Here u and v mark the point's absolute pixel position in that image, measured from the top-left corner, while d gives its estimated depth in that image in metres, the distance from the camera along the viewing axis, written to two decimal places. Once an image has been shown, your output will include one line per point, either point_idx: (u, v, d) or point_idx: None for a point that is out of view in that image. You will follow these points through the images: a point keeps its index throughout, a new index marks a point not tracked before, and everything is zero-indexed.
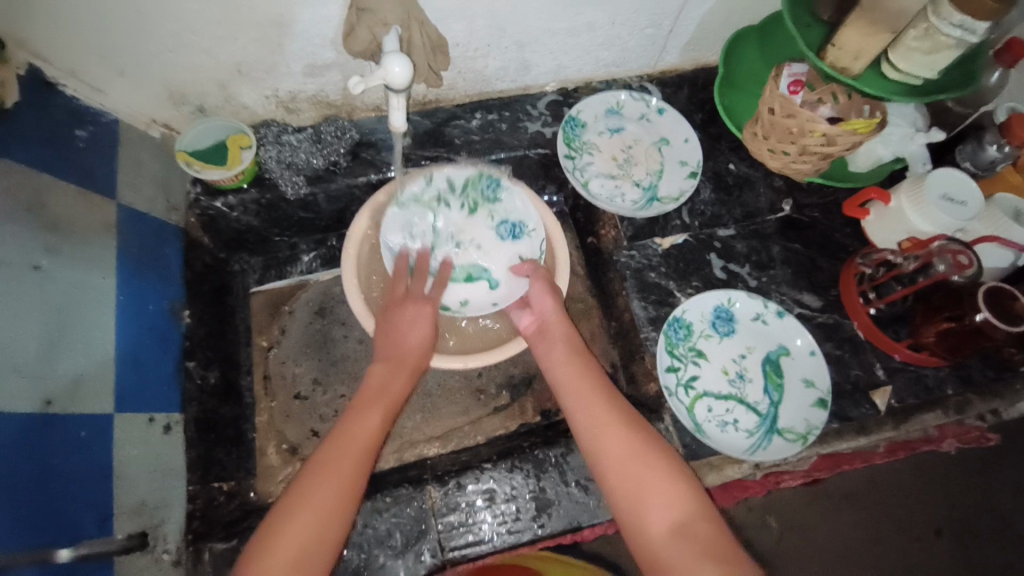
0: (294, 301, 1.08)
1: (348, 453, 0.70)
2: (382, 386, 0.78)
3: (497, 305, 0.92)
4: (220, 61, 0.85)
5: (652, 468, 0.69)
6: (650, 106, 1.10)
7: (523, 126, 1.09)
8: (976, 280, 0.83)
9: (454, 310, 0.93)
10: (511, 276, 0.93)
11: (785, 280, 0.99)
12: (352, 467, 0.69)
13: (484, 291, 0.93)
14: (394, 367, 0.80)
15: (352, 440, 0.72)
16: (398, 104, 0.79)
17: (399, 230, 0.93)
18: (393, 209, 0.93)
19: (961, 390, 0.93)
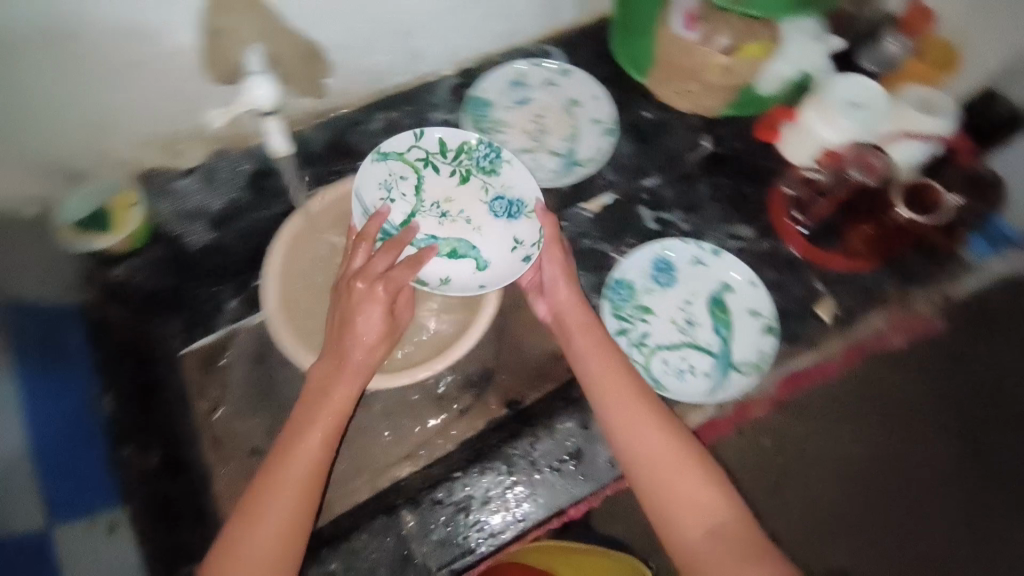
0: (228, 353, 0.97)
1: (285, 493, 0.68)
2: (318, 412, 0.74)
3: (484, 289, 0.89)
4: (83, 118, 0.79)
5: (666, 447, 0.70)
6: (554, 70, 1.05)
7: (428, 117, 1.04)
8: (887, 179, 0.92)
9: (432, 284, 0.89)
10: (503, 258, 0.90)
11: (717, 217, 0.99)
12: (289, 501, 0.68)
13: (470, 271, 0.91)
14: (327, 385, 0.76)
15: (286, 480, 0.69)
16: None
17: (376, 184, 0.90)
18: (371, 162, 0.89)
19: (901, 285, 0.94)
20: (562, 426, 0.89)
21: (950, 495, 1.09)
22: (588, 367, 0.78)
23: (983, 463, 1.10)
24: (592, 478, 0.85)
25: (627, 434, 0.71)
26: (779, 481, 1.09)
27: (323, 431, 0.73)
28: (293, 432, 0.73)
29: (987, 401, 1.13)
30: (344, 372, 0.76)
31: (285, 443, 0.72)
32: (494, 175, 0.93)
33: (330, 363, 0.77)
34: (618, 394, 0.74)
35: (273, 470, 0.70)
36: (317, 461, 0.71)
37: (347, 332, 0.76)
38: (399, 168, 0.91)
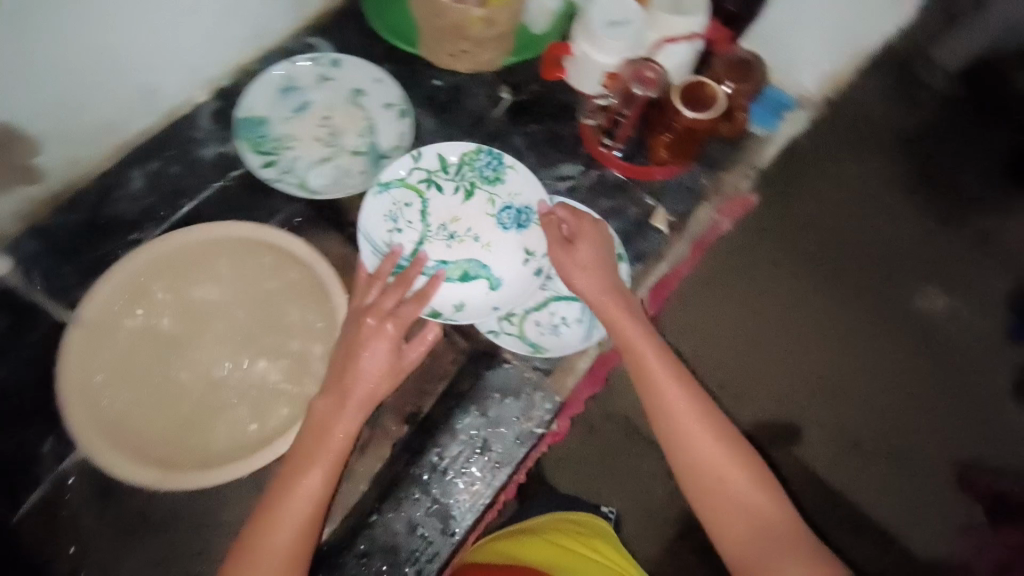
0: (66, 501, 0.83)
1: (285, 531, 0.67)
2: (317, 449, 0.71)
3: (497, 309, 0.87)
4: None
5: (718, 451, 0.70)
6: (322, 61, 0.94)
7: (199, 156, 0.90)
8: (667, 87, 0.87)
9: (447, 312, 0.86)
10: (514, 273, 0.89)
11: (539, 164, 0.98)
12: (286, 536, 0.66)
13: (483, 291, 0.88)
14: (326, 419, 0.73)
15: (282, 518, 0.67)
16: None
17: (383, 217, 0.87)
18: (375, 195, 0.87)
19: (712, 175, 1.00)
20: (464, 424, 0.85)
21: (813, 330, 1.24)
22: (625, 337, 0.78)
23: (828, 294, 1.26)
24: (509, 459, 0.83)
25: (681, 438, 0.71)
26: None
27: (321, 466, 0.70)
28: (294, 469, 0.70)
29: (815, 241, 1.28)
30: (347, 408, 0.73)
31: (280, 485, 0.70)
32: (500, 181, 0.92)
33: (328, 400, 0.74)
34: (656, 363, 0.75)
35: (270, 511, 0.68)
36: (317, 495, 0.69)
37: (348, 370, 0.74)
38: (257, 232, 0.87)
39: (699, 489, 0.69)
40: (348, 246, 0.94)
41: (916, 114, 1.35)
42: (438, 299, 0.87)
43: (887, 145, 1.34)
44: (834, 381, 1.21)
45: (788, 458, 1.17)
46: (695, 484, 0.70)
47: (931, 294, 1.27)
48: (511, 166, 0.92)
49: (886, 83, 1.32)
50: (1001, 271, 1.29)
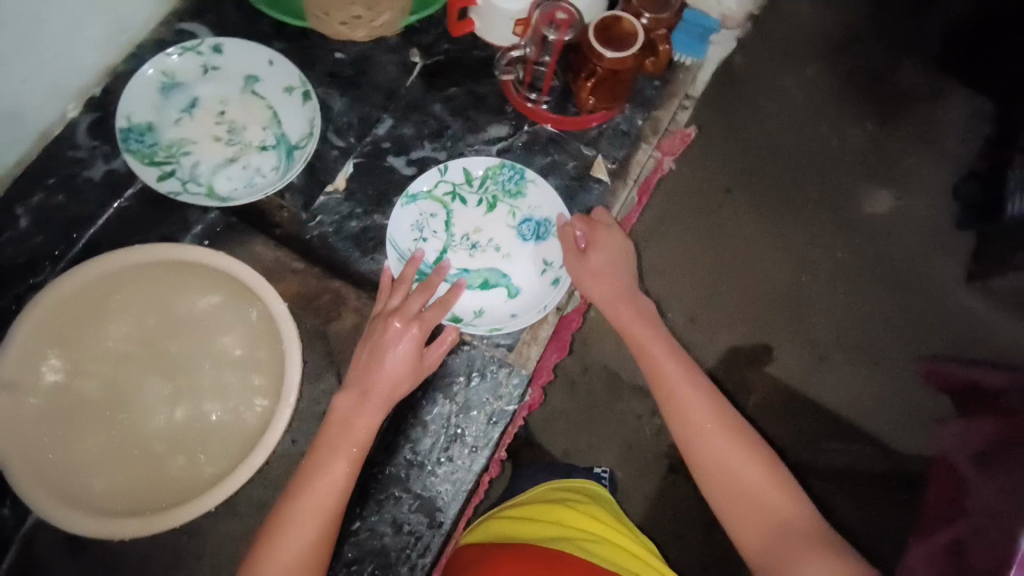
0: (32, 566, 0.79)
1: (313, 519, 0.66)
2: (338, 440, 0.71)
3: (514, 318, 0.82)
4: None
5: (732, 449, 0.71)
6: (203, 50, 0.85)
7: (85, 179, 0.80)
8: (584, 26, 0.81)
9: (468, 322, 0.81)
10: (534, 284, 0.83)
11: (465, 130, 0.92)
12: (308, 530, 0.65)
13: (502, 300, 0.83)
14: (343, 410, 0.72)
15: (304, 509, 0.66)
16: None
17: (409, 228, 0.84)
18: (402, 205, 0.84)
19: (647, 115, 0.96)
20: (433, 414, 0.81)
21: (769, 251, 1.24)
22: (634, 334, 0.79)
23: (778, 212, 1.26)
24: (485, 442, 0.81)
25: (695, 436, 0.72)
26: None
27: (345, 458, 0.70)
28: (316, 459, 0.69)
29: (758, 162, 1.27)
30: (369, 404, 0.72)
31: (303, 478, 0.68)
32: (521, 196, 0.87)
33: (347, 396, 0.73)
34: (664, 356, 0.76)
35: (295, 501, 0.67)
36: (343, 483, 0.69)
37: (366, 367, 0.73)
38: (213, 257, 0.79)
39: (713, 485, 0.71)
40: (276, 247, 0.91)
41: (835, 15, 1.34)
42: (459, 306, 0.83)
43: (817, 52, 1.32)
44: (795, 297, 1.23)
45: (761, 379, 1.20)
46: (710, 481, 0.71)
47: (878, 196, 1.28)
48: (533, 181, 0.87)
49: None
50: (941, 162, 1.30)
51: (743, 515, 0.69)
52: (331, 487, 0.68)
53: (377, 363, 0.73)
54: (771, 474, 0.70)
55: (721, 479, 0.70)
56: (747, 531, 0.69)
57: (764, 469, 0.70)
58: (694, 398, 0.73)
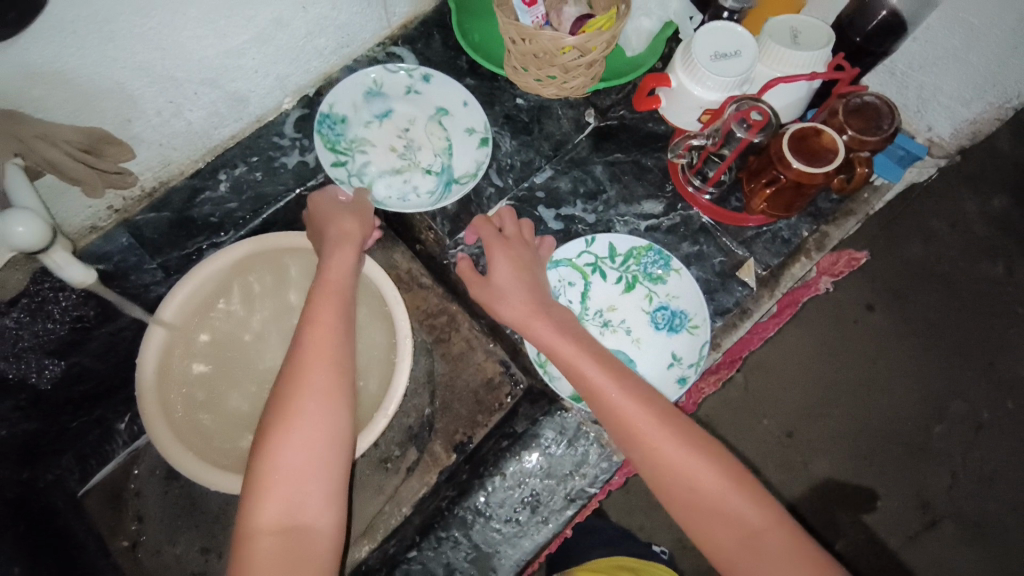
0: (137, 475, 0.90)
1: (308, 485, 0.59)
2: (299, 405, 0.61)
3: None
4: None
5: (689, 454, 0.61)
6: (414, 75, 0.93)
7: (280, 164, 0.91)
8: (778, 129, 0.76)
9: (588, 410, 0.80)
10: (660, 377, 0.81)
11: (619, 198, 0.92)
12: (305, 423, 0.60)
13: None
14: (299, 368, 0.63)
15: (281, 481, 0.58)
16: (62, 260, 0.60)
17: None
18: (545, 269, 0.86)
19: (815, 228, 0.90)
20: (513, 470, 0.81)
21: (907, 390, 1.09)
22: (573, 361, 0.69)
23: (927, 348, 1.11)
24: (557, 520, 0.79)
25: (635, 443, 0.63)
26: (732, 423, 1.07)
27: (320, 418, 0.61)
28: (282, 427, 0.60)
29: (915, 287, 1.13)
30: (335, 299, 0.69)
31: (268, 449, 0.59)
32: (662, 284, 0.86)
33: (304, 351, 0.64)
34: (581, 362, 0.68)
35: (272, 474, 0.58)
36: (319, 445, 0.60)
37: (322, 317, 0.67)
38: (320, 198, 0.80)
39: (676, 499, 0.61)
40: (412, 259, 0.99)
41: None
42: None
43: (1014, 186, 1.17)
44: (924, 451, 1.07)
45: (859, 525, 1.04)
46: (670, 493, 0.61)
47: None
48: (679, 272, 0.85)
49: (1015, 118, 1.17)
50: None
51: (727, 550, 0.58)
52: (311, 450, 0.60)
53: (332, 304, 0.68)
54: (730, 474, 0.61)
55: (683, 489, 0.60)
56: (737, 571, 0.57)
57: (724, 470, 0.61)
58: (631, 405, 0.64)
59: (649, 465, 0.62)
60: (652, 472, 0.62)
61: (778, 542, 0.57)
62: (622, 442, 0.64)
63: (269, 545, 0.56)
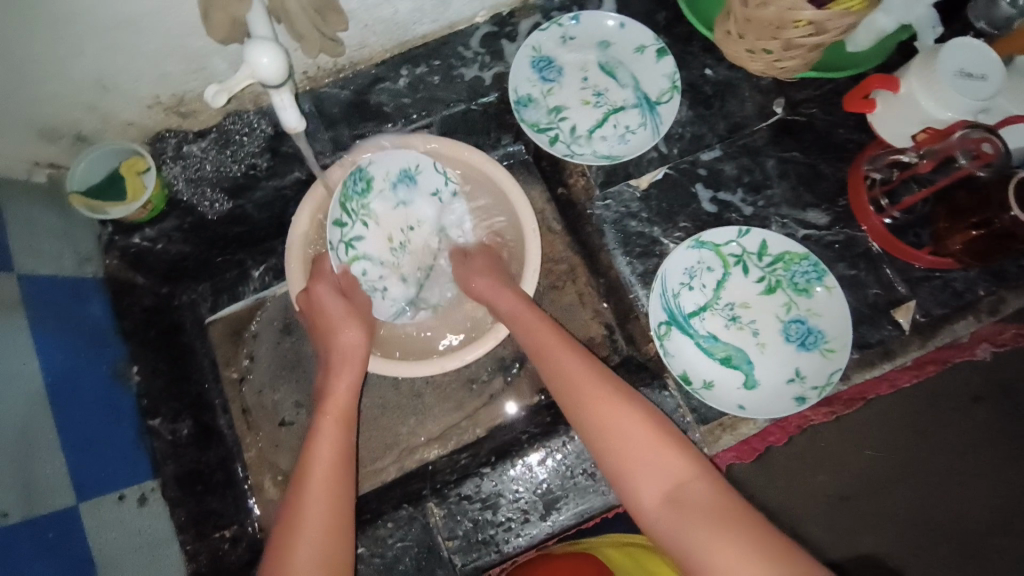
0: (256, 322, 0.98)
1: (336, 531, 0.64)
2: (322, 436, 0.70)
3: (742, 410, 0.78)
4: (108, 117, 0.77)
5: (617, 408, 0.64)
6: (446, 183, 0.89)
7: (458, 74, 0.92)
8: (1006, 172, 0.71)
9: (703, 394, 0.78)
10: (778, 388, 0.78)
11: (784, 199, 0.86)
12: (330, 476, 0.66)
13: (736, 385, 0.79)
14: (330, 399, 0.74)
15: (317, 501, 0.64)
16: (286, 101, 0.63)
17: (682, 270, 0.83)
18: (686, 247, 0.83)
19: (994, 290, 0.82)
20: None
21: (1021, 494, 0.99)
22: (538, 325, 0.75)
23: None
24: None
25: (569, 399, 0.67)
26: (817, 461, 1.01)
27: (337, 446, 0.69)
28: (303, 485, 0.66)
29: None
30: (350, 366, 0.77)
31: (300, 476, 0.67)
32: (808, 296, 0.81)
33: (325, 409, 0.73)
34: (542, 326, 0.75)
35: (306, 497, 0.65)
36: (336, 462, 0.68)
37: (341, 374, 0.76)
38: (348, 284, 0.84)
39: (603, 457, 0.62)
40: (548, 201, 0.99)
41: None
42: (693, 366, 0.80)
43: None
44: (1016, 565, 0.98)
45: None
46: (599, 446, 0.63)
47: None
48: (831, 288, 0.80)
49: None
50: None
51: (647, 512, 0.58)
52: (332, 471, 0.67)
53: (346, 368, 0.77)
54: (654, 429, 0.62)
55: (606, 439, 0.62)
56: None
57: (648, 425, 0.62)
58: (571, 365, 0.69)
59: (625, 486, 0.60)
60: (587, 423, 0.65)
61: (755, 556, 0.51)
62: (592, 446, 0.64)
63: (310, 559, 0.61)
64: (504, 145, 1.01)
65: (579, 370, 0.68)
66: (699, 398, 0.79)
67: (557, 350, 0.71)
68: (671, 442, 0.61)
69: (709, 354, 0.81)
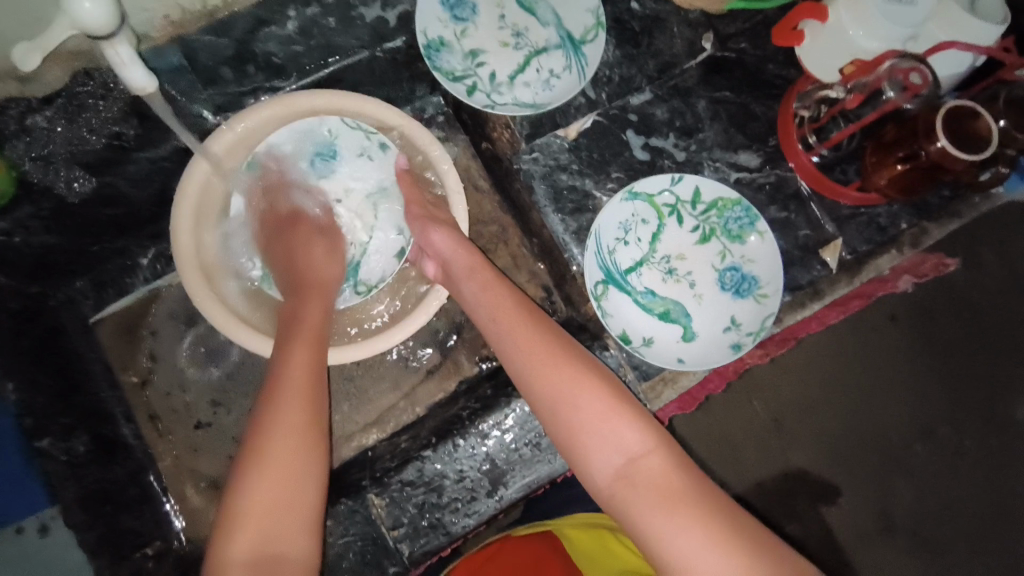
0: (153, 319, 0.87)
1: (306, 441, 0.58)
2: (289, 369, 0.62)
3: (682, 363, 0.77)
4: None
5: (573, 364, 0.60)
6: (371, 139, 0.81)
7: (357, 15, 0.79)
8: (935, 99, 0.71)
9: (642, 350, 0.76)
10: (714, 338, 0.78)
11: (717, 142, 0.83)
12: (305, 393, 0.60)
13: (674, 338, 0.78)
14: (301, 323, 0.68)
15: (292, 410, 0.59)
16: (124, 57, 0.54)
17: (616, 224, 0.79)
18: (620, 200, 0.79)
19: (915, 222, 0.84)
20: None
21: (937, 409, 1.06)
22: (485, 286, 0.68)
23: (966, 377, 1.07)
24: None
25: (523, 359, 0.61)
26: (754, 401, 1.04)
27: (301, 407, 0.60)
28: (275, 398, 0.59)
29: (973, 311, 1.07)
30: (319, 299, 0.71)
31: (268, 400, 0.60)
32: (741, 241, 0.80)
33: (298, 334, 0.66)
34: (491, 285, 0.68)
35: (252, 480, 0.55)
36: (310, 378, 0.62)
37: (312, 305, 0.70)
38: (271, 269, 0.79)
39: (552, 421, 0.58)
40: (472, 157, 0.92)
41: None
42: (631, 324, 0.78)
43: None
44: (931, 472, 1.06)
45: (844, 522, 1.05)
46: (550, 412, 0.59)
47: None
48: (764, 233, 0.79)
49: None
50: None
51: (595, 479, 0.55)
52: (293, 445, 0.57)
53: (321, 296, 0.72)
54: (611, 394, 0.58)
55: (557, 406, 0.58)
56: (659, 561, 0.51)
57: (601, 390, 0.58)
58: (521, 329, 0.63)
59: (582, 460, 0.56)
60: (537, 393, 0.60)
61: (707, 544, 0.49)
62: (546, 414, 0.59)
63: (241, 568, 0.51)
64: (419, 98, 0.91)
65: (530, 331, 0.63)
66: (639, 355, 0.77)
67: (509, 313, 0.65)
68: (628, 407, 0.57)
69: (646, 309, 0.79)
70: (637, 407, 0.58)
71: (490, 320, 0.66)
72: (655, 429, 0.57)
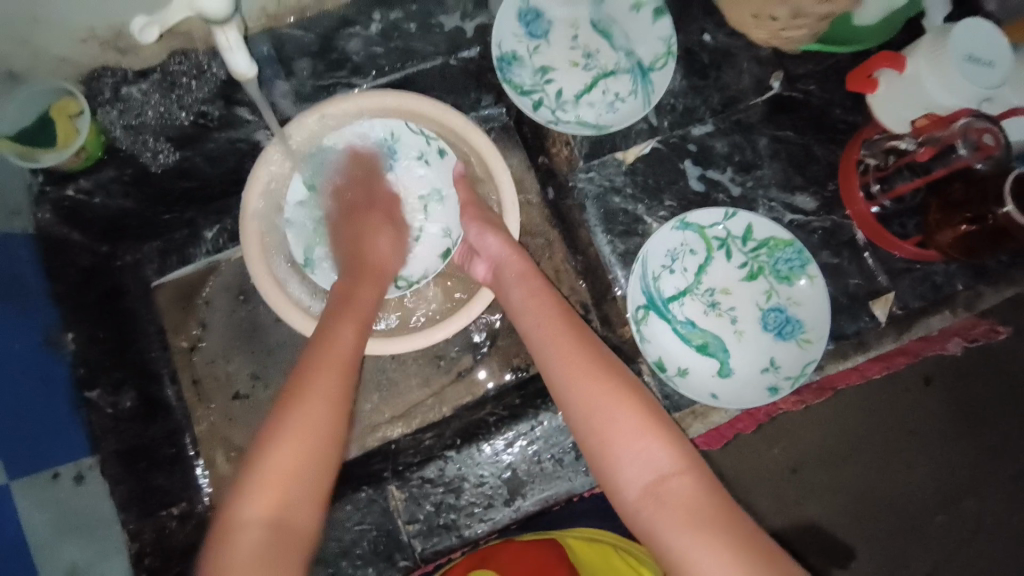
0: (209, 289, 0.91)
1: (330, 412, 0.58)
2: (332, 345, 0.64)
3: (715, 399, 0.76)
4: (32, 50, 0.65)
5: (612, 377, 0.60)
6: (431, 143, 0.83)
7: (436, 22, 0.82)
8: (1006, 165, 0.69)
9: (676, 380, 0.76)
10: (751, 377, 0.77)
11: (774, 182, 0.82)
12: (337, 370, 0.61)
13: (709, 372, 0.78)
14: (347, 304, 0.70)
15: (324, 384, 0.60)
16: (232, 43, 0.57)
17: (664, 252, 0.79)
18: (671, 228, 0.79)
19: (972, 285, 0.82)
20: None
21: (973, 479, 1.02)
22: (531, 297, 0.69)
23: (1005, 451, 1.03)
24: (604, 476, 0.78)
25: (560, 369, 0.62)
26: (782, 445, 1.02)
27: (336, 376, 0.61)
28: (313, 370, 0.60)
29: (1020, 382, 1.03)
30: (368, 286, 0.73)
31: (303, 372, 0.61)
32: (788, 285, 0.79)
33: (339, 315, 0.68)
34: (536, 295, 0.69)
35: (273, 445, 0.55)
36: (348, 357, 0.63)
37: (362, 291, 0.72)
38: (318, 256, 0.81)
39: (584, 433, 0.59)
40: (527, 169, 0.93)
41: None
42: (670, 352, 0.78)
43: None
44: (956, 544, 1.01)
45: None
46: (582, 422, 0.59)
47: None
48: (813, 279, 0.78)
49: None
50: None
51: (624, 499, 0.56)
52: (321, 408, 0.58)
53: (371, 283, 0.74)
54: (647, 416, 0.57)
55: (590, 416, 0.58)
56: None
57: (638, 411, 0.58)
58: (562, 342, 0.64)
59: (610, 475, 0.56)
60: (573, 405, 0.60)
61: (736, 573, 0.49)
62: (579, 427, 0.59)
63: (255, 540, 0.51)
64: (482, 108, 0.93)
65: (570, 345, 0.63)
66: (672, 385, 0.78)
67: (551, 325, 0.66)
68: (663, 430, 0.57)
69: (685, 339, 0.79)
70: (675, 433, 0.57)
71: (533, 331, 0.67)
72: (690, 457, 0.56)
